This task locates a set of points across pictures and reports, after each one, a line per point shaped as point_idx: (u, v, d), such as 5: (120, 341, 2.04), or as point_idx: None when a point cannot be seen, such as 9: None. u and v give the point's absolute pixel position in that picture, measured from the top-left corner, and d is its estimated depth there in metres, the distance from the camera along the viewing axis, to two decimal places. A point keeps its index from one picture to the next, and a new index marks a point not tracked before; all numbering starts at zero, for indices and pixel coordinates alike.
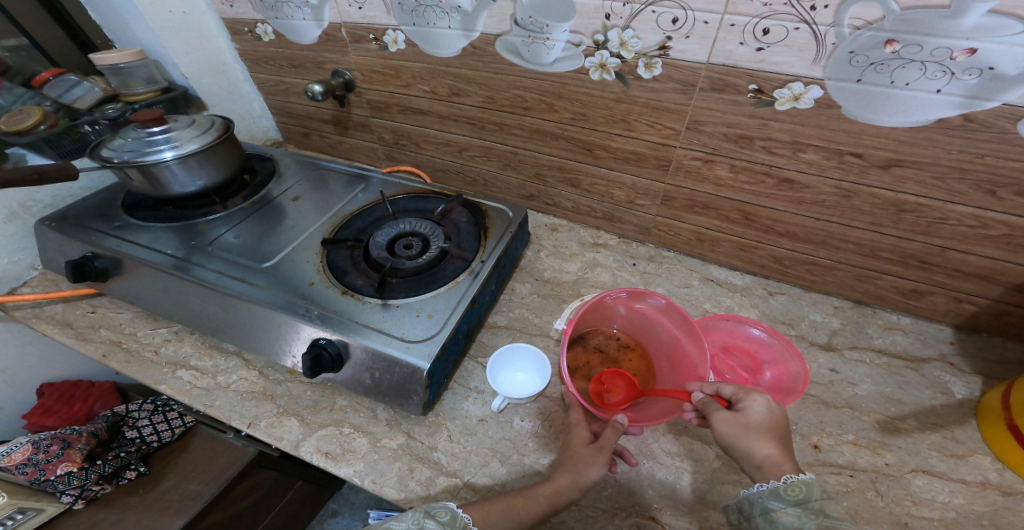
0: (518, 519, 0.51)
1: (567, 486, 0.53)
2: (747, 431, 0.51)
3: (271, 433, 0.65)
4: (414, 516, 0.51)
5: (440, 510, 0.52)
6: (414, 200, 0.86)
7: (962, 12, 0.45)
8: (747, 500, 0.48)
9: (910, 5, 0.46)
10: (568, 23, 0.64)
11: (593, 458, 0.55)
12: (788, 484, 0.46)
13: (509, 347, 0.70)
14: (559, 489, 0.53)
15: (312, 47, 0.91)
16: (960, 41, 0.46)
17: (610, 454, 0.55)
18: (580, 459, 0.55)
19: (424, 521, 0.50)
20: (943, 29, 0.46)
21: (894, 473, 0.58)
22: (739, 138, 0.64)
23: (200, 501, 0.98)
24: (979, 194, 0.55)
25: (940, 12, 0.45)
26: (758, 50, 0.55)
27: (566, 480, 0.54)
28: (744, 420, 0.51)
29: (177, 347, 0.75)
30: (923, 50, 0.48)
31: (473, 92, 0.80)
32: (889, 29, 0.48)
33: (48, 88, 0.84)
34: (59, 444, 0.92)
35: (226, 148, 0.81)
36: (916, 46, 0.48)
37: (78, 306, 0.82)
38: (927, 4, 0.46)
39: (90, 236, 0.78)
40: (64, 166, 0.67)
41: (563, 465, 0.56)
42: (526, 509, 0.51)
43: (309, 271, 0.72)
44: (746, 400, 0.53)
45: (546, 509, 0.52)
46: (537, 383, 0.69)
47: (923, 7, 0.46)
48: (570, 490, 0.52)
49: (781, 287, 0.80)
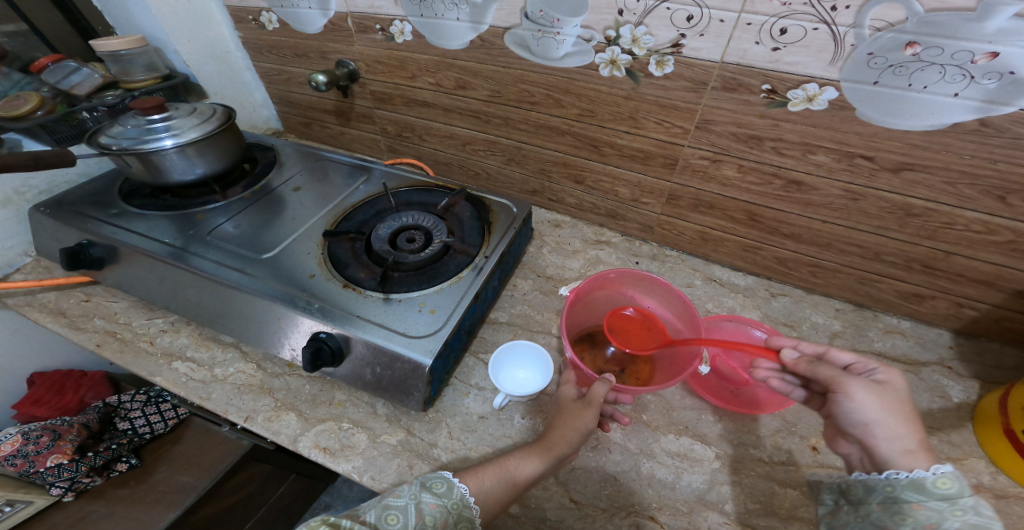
0: (513, 480, 0.53)
1: (557, 442, 0.55)
2: (894, 408, 0.46)
3: (269, 427, 0.64)
4: (411, 491, 0.51)
5: (436, 481, 0.53)
6: (417, 193, 0.85)
7: (987, 15, 0.44)
8: (874, 488, 0.46)
9: (934, 7, 0.46)
10: (579, 17, 0.63)
11: (581, 412, 0.58)
12: (937, 476, 0.43)
13: (515, 344, 0.69)
14: (551, 446, 0.55)
15: (317, 36, 0.89)
16: (982, 44, 0.46)
17: (598, 406, 0.58)
18: (569, 413, 0.58)
19: (422, 494, 0.51)
20: (964, 33, 0.46)
21: None
22: (748, 138, 0.64)
23: (192, 494, 0.97)
24: (988, 199, 0.55)
25: (965, 15, 0.45)
26: (775, 50, 0.55)
27: (556, 438, 0.56)
28: (890, 394, 0.47)
29: (173, 338, 0.74)
30: (945, 53, 0.48)
31: (479, 85, 0.79)
32: (911, 32, 0.48)
33: (47, 73, 0.82)
34: (50, 435, 0.90)
35: (227, 137, 0.79)
36: (937, 48, 0.48)
37: (72, 294, 0.80)
38: (951, 6, 0.45)
39: (86, 224, 0.76)
40: (61, 153, 0.65)
41: (555, 421, 0.58)
42: (520, 472, 0.54)
43: (310, 264, 0.71)
44: (881, 372, 0.49)
45: (540, 466, 0.54)
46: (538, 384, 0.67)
47: (947, 10, 0.46)
48: (560, 444, 0.55)
49: (784, 288, 0.80)
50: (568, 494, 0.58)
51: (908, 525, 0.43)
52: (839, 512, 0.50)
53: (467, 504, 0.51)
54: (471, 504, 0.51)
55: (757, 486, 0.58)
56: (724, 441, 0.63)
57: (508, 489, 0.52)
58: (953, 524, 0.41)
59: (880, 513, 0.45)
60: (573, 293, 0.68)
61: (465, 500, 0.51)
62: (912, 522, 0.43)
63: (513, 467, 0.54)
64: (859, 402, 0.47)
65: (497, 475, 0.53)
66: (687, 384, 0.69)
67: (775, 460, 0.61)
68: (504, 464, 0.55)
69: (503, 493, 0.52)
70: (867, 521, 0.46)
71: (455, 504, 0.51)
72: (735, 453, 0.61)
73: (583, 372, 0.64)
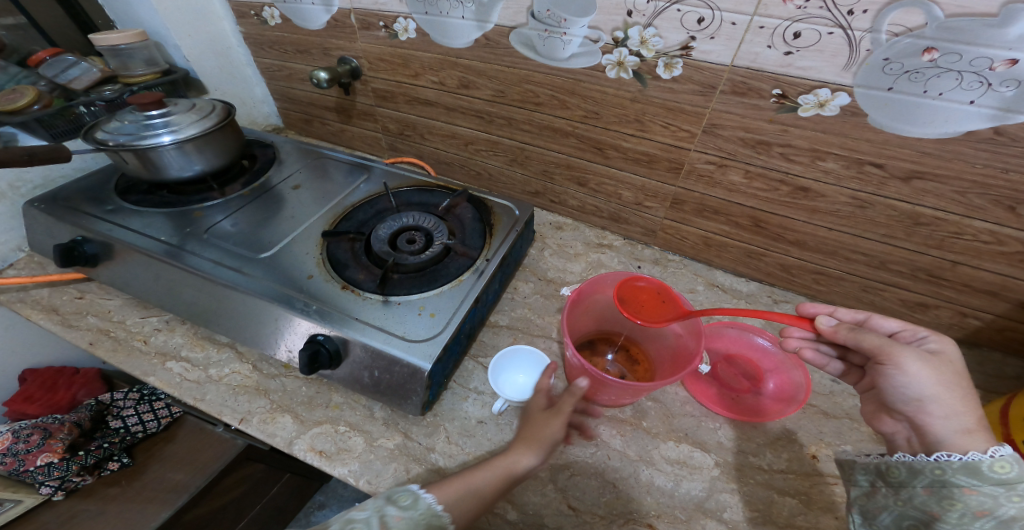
0: (479, 491, 0.52)
1: (527, 449, 0.56)
2: (952, 381, 0.47)
3: (264, 429, 0.62)
4: (375, 504, 0.51)
5: (402, 495, 0.52)
6: (418, 193, 0.84)
7: (1009, 21, 0.44)
8: (922, 472, 0.45)
9: (955, 13, 0.45)
10: (587, 18, 0.63)
11: (548, 421, 0.59)
12: (996, 461, 0.42)
13: (522, 349, 0.69)
14: (520, 451, 0.56)
15: (319, 33, 0.88)
16: (1001, 50, 0.45)
17: (565, 415, 0.59)
18: (537, 423, 0.59)
19: (386, 507, 0.50)
20: (985, 39, 0.45)
21: None
22: (756, 144, 0.63)
23: (184, 494, 0.96)
24: (998, 209, 0.55)
25: (987, 21, 0.44)
26: (787, 54, 0.54)
27: (525, 447, 0.56)
28: (947, 364, 0.48)
29: (168, 337, 0.73)
30: (963, 60, 0.47)
31: (483, 84, 0.78)
32: (930, 37, 0.47)
33: (44, 67, 0.81)
34: (40, 434, 0.88)
35: (227, 134, 0.78)
36: (956, 54, 0.47)
37: (65, 291, 0.79)
38: (972, 12, 0.45)
39: (80, 220, 0.75)
40: (56, 149, 0.64)
41: (524, 431, 0.58)
42: (485, 481, 0.53)
43: (308, 264, 0.69)
44: (935, 342, 0.50)
45: (504, 478, 0.53)
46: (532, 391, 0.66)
47: (968, 15, 0.45)
48: (525, 454, 0.55)
49: (787, 295, 0.79)
50: (566, 501, 0.57)
51: (957, 511, 0.42)
52: (875, 495, 0.49)
53: (435, 511, 0.50)
54: (439, 510, 0.50)
55: (756, 494, 0.57)
56: (725, 448, 0.62)
57: (474, 502, 0.51)
58: (1009, 510, 0.41)
59: (927, 497, 0.44)
60: (573, 292, 0.67)
61: (431, 510, 0.50)
62: (962, 507, 0.42)
63: (479, 477, 0.53)
64: (914, 375, 0.47)
65: (465, 482, 0.53)
66: (687, 391, 0.68)
67: (775, 468, 0.60)
68: (471, 475, 0.54)
69: (472, 503, 0.51)
70: (911, 505, 0.45)
71: (421, 515, 0.50)
72: (735, 461, 0.60)
73: (579, 369, 0.62)
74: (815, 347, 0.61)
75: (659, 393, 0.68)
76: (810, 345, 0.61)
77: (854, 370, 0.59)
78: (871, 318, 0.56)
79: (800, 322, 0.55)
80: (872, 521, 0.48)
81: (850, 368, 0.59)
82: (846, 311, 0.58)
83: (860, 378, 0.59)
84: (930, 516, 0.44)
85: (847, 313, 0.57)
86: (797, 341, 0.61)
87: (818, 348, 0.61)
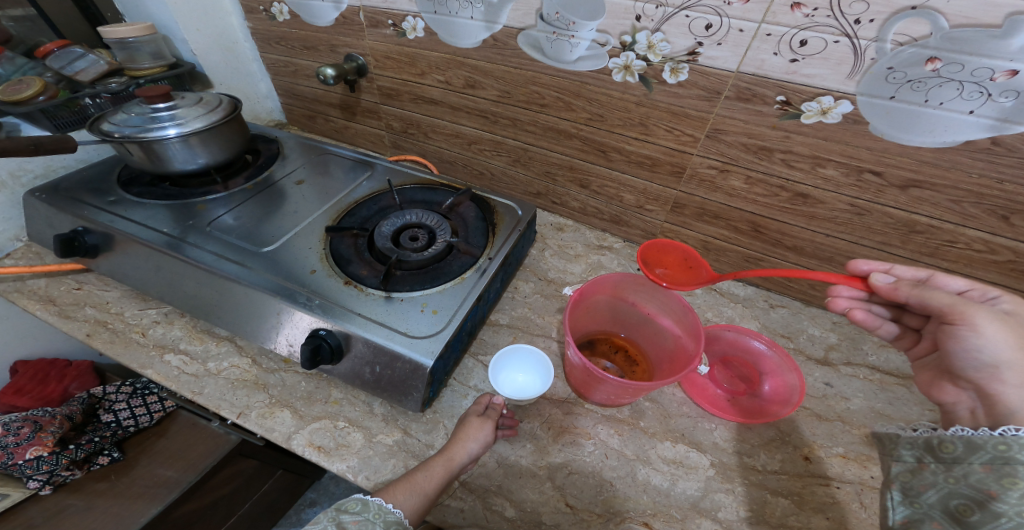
0: (424, 493, 0.52)
1: (457, 453, 0.56)
2: None
3: (262, 424, 0.62)
4: (328, 515, 0.52)
5: (352, 502, 0.53)
6: (422, 190, 0.84)
7: (1010, 32, 0.45)
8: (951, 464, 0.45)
9: (958, 24, 0.46)
10: (595, 21, 0.63)
11: (480, 425, 0.58)
12: None
13: (531, 348, 0.68)
14: (451, 456, 0.55)
15: (327, 29, 0.88)
16: (1003, 61, 0.46)
17: (495, 418, 0.59)
18: (469, 427, 0.58)
19: (339, 517, 0.51)
20: (986, 50, 0.47)
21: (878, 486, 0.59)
22: (758, 149, 0.64)
23: (175, 489, 0.94)
24: (992, 219, 0.56)
25: (990, 31, 0.46)
26: (792, 61, 0.55)
27: (457, 449, 0.56)
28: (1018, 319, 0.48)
29: (167, 330, 0.72)
30: (965, 70, 0.48)
31: (488, 85, 0.79)
32: (934, 47, 0.48)
33: (52, 58, 0.80)
34: (30, 426, 0.87)
35: (232, 129, 0.78)
36: (958, 64, 0.48)
37: (63, 281, 0.78)
38: (975, 23, 0.46)
39: (82, 210, 0.74)
40: (62, 139, 0.64)
41: (455, 434, 0.58)
42: (427, 481, 0.53)
43: (311, 258, 0.69)
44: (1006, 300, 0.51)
45: (443, 476, 0.54)
46: (523, 395, 0.65)
47: (971, 26, 0.46)
48: (461, 456, 0.55)
49: (783, 300, 0.81)
50: (564, 499, 0.57)
51: (1019, 491, 0.40)
52: (923, 471, 0.47)
53: (387, 512, 0.50)
54: (391, 511, 0.50)
55: (750, 494, 0.58)
56: (720, 449, 0.62)
57: (421, 504, 0.51)
58: None
59: (984, 475, 0.43)
60: (574, 292, 0.67)
61: (385, 507, 0.51)
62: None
63: (419, 479, 0.53)
64: (988, 336, 0.48)
65: (408, 489, 0.52)
66: (685, 392, 0.68)
67: (769, 469, 0.60)
68: (412, 479, 0.54)
69: (419, 507, 0.51)
70: (964, 483, 0.44)
71: (374, 513, 0.51)
72: (730, 461, 0.61)
73: (582, 372, 0.63)
74: (866, 308, 0.61)
75: (656, 394, 0.68)
76: (860, 306, 0.61)
77: (909, 333, 0.60)
78: (934, 276, 0.57)
79: (852, 282, 0.53)
80: (914, 498, 0.47)
81: (904, 331, 0.60)
82: (906, 269, 0.58)
83: (914, 342, 0.60)
84: (986, 494, 0.42)
85: (910, 271, 0.58)
86: (847, 301, 0.61)
87: (870, 310, 0.61)
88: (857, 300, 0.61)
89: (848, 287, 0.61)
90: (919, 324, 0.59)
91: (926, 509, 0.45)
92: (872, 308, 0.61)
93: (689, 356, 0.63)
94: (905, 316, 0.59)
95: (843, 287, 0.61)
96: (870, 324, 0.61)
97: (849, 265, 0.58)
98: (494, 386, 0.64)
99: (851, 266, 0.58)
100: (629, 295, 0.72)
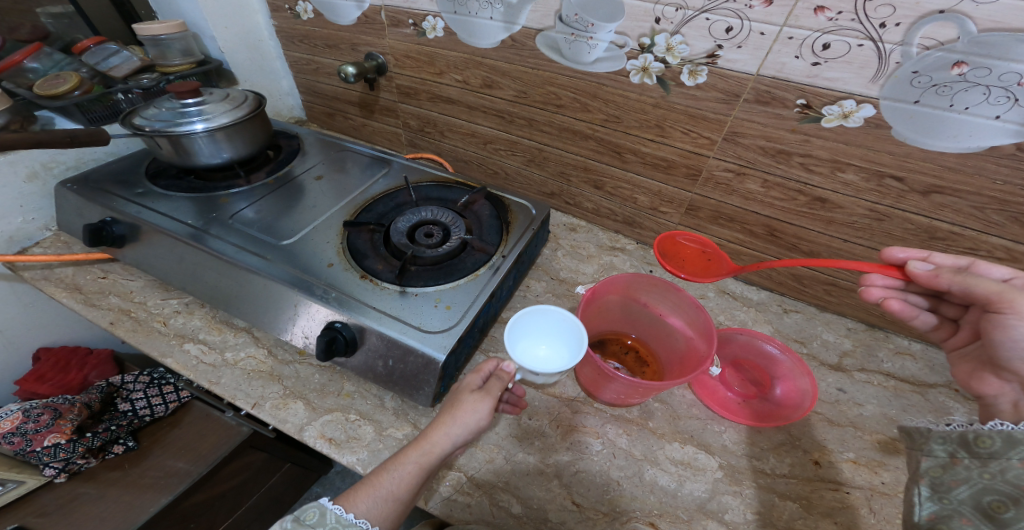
0: (394, 497, 0.50)
1: (437, 443, 0.52)
2: None
3: (275, 415, 0.63)
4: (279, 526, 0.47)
5: (309, 512, 0.48)
6: (438, 188, 0.85)
7: None
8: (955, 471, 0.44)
9: (988, 28, 0.46)
10: (614, 24, 0.64)
11: (472, 407, 0.54)
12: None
13: (559, 318, 0.65)
14: (430, 448, 0.52)
15: (349, 28, 0.90)
16: None
17: (495, 395, 0.55)
18: (462, 406, 0.54)
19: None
20: (1015, 54, 0.46)
21: (888, 492, 0.58)
22: (776, 153, 0.64)
23: (186, 479, 0.95)
24: (1015, 226, 0.55)
25: (1020, 35, 0.45)
26: (814, 64, 0.55)
27: (436, 439, 0.53)
28: None
29: (187, 320, 0.74)
30: (992, 74, 0.48)
31: (506, 85, 0.79)
32: (960, 51, 0.48)
33: (88, 55, 0.83)
34: (50, 414, 0.89)
35: (255, 124, 0.80)
36: (985, 68, 0.48)
37: (90, 270, 0.81)
38: (1004, 27, 0.45)
39: (110, 201, 0.76)
40: (96, 132, 0.66)
41: (441, 417, 0.54)
42: (397, 485, 0.51)
43: (329, 252, 0.71)
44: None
45: (416, 474, 0.51)
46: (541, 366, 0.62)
47: (1001, 30, 0.45)
48: (441, 445, 0.52)
49: (797, 305, 0.80)
50: (571, 496, 0.57)
51: None
52: (955, 466, 0.45)
53: (347, 523, 0.48)
54: (351, 522, 0.48)
55: (759, 497, 0.58)
56: (729, 452, 0.62)
57: (388, 507, 0.50)
58: None
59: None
60: (587, 291, 0.67)
61: (343, 519, 0.48)
62: None
63: (387, 484, 0.51)
64: None
65: (371, 495, 0.50)
66: (695, 394, 0.68)
67: (778, 472, 0.60)
68: (379, 481, 0.51)
69: (384, 513, 0.50)
70: (1001, 479, 0.42)
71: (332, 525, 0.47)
72: (737, 464, 0.61)
73: (593, 370, 0.63)
74: (902, 298, 0.60)
75: (666, 395, 0.68)
76: (895, 295, 0.60)
77: (947, 323, 0.60)
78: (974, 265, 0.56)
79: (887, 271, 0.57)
80: (943, 493, 0.44)
81: (942, 322, 0.60)
82: (943, 257, 0.57)
83: (951, 333, 0.60)
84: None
85: (948, 259, 0.57)
86: (882, 291, 0.60)
87: (905, 299, 0.60)
88: (892, 290, 0.60)
89: (883, 276, 0.60)
90: (957, 314, 0.59)
91: (955, 505, 0.43)
92: (907, 298, 0.60)
93: (702, 356, 0.63)
94: (943, 306, 0.59)
95: (877, 276, 0.60)
96: (909, 314, 0.59)
97: (883, 252, 0.58)
98: (508, 342, 0.62)
99: (885, 253, 0.58)
100: (641, 296, 0.72)
